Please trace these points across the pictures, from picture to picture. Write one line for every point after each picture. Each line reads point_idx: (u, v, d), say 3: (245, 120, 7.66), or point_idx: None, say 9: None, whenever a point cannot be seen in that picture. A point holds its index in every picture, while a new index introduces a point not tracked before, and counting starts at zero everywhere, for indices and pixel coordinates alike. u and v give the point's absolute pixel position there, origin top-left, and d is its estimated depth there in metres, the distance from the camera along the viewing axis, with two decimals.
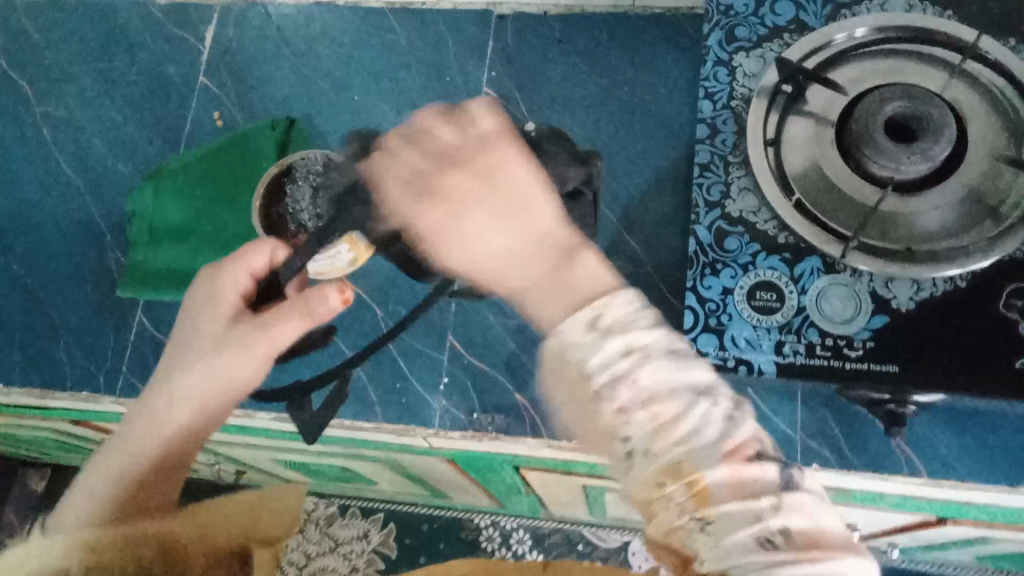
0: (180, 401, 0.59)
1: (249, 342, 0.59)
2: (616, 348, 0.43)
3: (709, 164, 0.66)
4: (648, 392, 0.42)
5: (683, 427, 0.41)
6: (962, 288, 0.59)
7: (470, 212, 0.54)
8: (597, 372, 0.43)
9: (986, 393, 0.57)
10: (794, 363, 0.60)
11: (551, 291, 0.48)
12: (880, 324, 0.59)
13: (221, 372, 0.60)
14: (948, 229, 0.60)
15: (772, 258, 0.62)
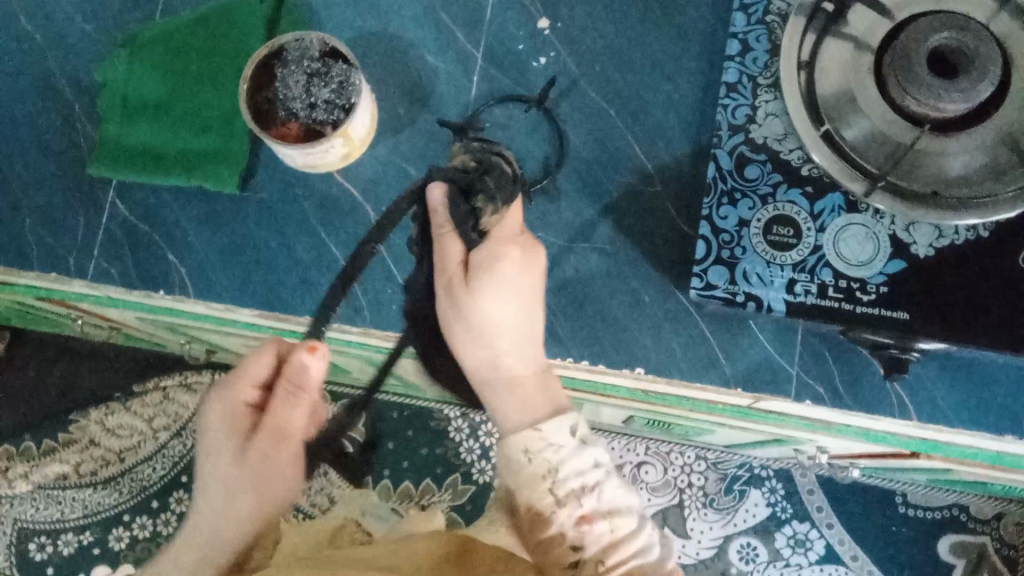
0: (215, 528, 0.60)
1: (266, 461, 0.60)
2: (590, 459, 0.56)
3: (737, 85, 0.62)
4: (602, 494, 0.56)
5: (617, 525, 0.55)
6: (982, 238, 0.58)
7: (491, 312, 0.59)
8: (567, 476, 0.55)
9: (997, 346, 0.56)
10: (805, 302, 0.58)
11: (520, 398, 0.59)
12: (895, 269, 0.58)
13: (264, 494, 0.60)
14: (977, 177, 0.58)
15: (793, 192, 0.60)
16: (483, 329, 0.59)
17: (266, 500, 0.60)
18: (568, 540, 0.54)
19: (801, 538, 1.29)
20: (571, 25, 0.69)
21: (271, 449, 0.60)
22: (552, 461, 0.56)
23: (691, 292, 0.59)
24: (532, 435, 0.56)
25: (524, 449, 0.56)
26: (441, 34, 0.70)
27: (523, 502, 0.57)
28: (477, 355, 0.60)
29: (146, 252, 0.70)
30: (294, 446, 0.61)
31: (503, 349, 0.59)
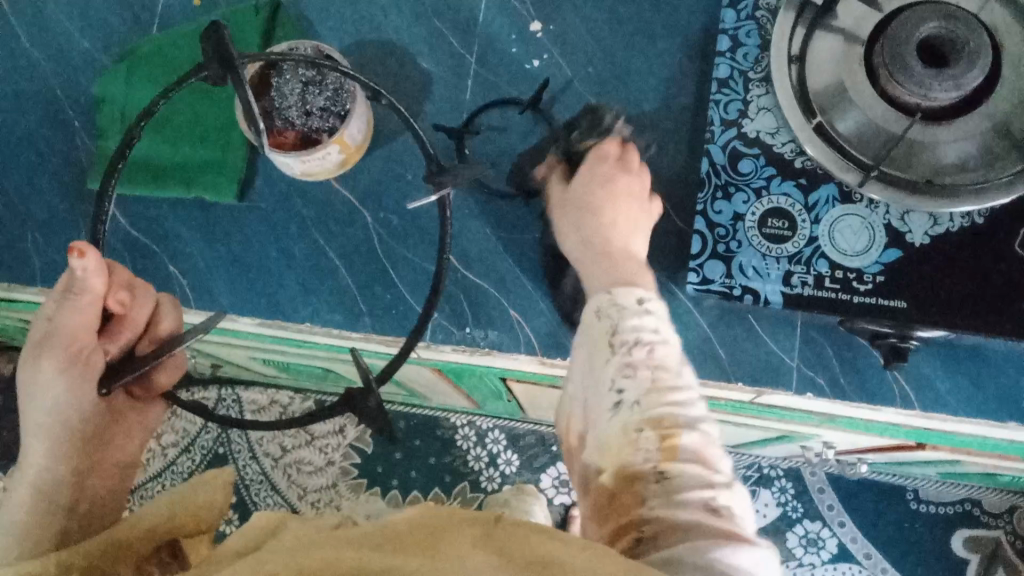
0: (33, 457, 0.61)
1: (52, 377, 0.59)
2: (644, 311, 0.54)
3: (728, 81, 0.63)
4: (678, 371, 0.53)
5: (676, 394, 0.52)
6: (978, 224, 0.58)
7: (598, 216, 0.59)
8: (627, 328, 0.53)
9: (995, 332, 0.56)
10: (802, 294, 0.58)
11: (614, 270, 0.57)
12: (891, 259, 0.58)
13: (56, 406, 0.60)
14: (972, 163, 0.58)
15: (787, 185, 0.60)
16: (594, 200, 0.60)
17: (55, 418, 0.60)
18: (638, 428, 0.50)
19: (813, 538, 1.29)
20: (563, 26, 0.70)
21: (41, 363, 0.58)
22: (636, 342, 0.52)
23: (688, 287, 0.59)
24: (610, 296, 0.54)
25: (595, 310, 0.54)
26: (435, 41, 0.71)
27: (596, 375, 0.53)
28: (571, 243, 0.61)
29: (147, 263, 0.71)
30: (70, 358, 0.58)
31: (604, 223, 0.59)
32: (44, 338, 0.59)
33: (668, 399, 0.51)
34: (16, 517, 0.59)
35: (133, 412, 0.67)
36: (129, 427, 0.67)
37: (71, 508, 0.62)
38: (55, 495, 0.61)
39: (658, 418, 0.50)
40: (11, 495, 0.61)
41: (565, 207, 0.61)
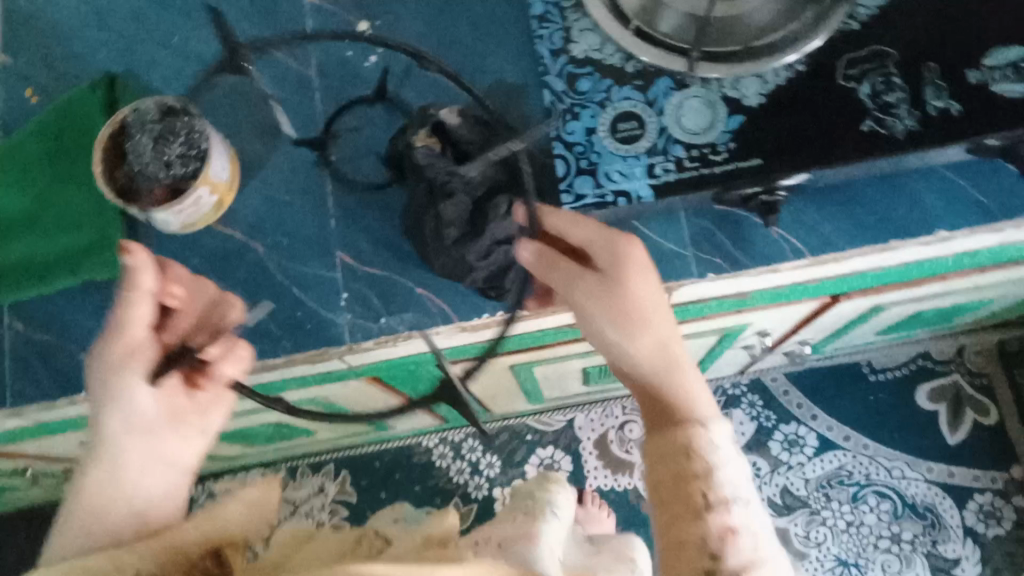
0: (82, 497, 0.60)
1: (133, 374, 0.62)
2: (727, 497, 0.55)
3: (547, 16, 0.67)
4: (741, 485, 0.56)
5: (744, 503, 0.55)
6: (802, 73, 0.62)
7: (620, 321, 0.61)
8: (722, 482, 0.55)
9: (847, 161, 0.59)
10: (668, 181, 0.61)
11: (688, 407, 0.59)
12: (736, 125, 0.61)
13: (131, 414, 0.62)
14: (781, 20, 0.63)
15: (625, 90, 0.63)
16: (617, 280, 0.60)
17: (138, 417, 0.63)
18: (699, 520, 0.54)
19: (794, 438, 1.33)
20: (386, 17, 0.73)
21: (107, 374, 0.61)
22: (707, 466, 0.56)
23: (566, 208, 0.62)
24: (700, 435, 0.57)
25: (686, 446, 0.57)
26: (271, 67, 0.74)
27: (672, 496, 0.56)
28: (612, 332, 0.61)
29: (58, 358, 0.71)
30: (127, 350, 0.62)
31: (643, 319, 0.61)
32: (104, 340, 0.61)
33: (724, 494, 0.55)
34: (88, 509, 0.60)
35: (189, 416, 0.66)
36: (187, 430, 0.66)
37: (132, 505, 0.61)
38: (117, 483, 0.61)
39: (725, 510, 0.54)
40: (71, 517, 0.60)
41: (576, 279, 0.61)
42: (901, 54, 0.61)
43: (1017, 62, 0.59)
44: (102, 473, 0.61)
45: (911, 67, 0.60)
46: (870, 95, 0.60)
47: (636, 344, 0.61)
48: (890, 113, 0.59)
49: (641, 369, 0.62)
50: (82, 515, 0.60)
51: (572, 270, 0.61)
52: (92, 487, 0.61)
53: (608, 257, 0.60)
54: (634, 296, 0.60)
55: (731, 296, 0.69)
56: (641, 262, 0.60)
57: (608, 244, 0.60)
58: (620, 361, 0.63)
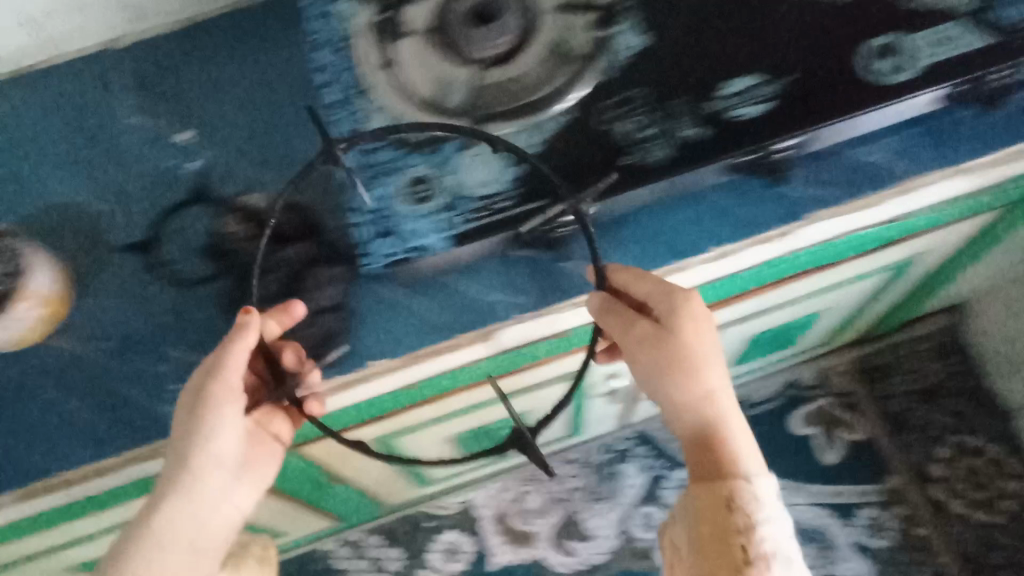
0: (162, 534, 0.65)
1: (228, 416, 0.64)
2: (763, 547, 0.63)
3: (341, 102, 0.72)
4: (782, 543, 0.64)
5: (790, 551, 0.64)
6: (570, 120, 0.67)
7: (675, 373, 0.67)
8: (762, 529, 0.63)
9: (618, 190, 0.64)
10: (456, 233, 0.65)
11: (734, 463, 0.67)
12: (517, 174, 0.66)
13: (223, 447, 0.65)
14: (549, 74, 0.69)
15: (417, 155, 0.68)
16: (682, 350, 0.66)
17: (224, 459, 0.67)
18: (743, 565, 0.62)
19: None
20: (203, 124, 0.78)
21: (222, 405, 0.63)
22: (747, 520, 0.63)
23: (371, 269, 0.67)
24: (746, 489, 0.65)
25: (729, 497, 0.65)
26: (92, 182, 0.77)
27: (715, 548, 0.64)
28: (697, 390, 0.68)
29: None
30: (230, 390, 0.63)
31: (708, 371, 0.68)
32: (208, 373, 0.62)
33: (764, 549, 0.63)
34: (162, 559, 0.65)
35: (251, 472, 0.72)
36: (253, 479, 0.72)
37: (193, 545, 0.67)
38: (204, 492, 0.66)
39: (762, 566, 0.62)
40: (133, 560, 0.64)
41: (633, 327, 0.66)
42: (649, 93, 0.67)
43: (744, 90, 0.66)
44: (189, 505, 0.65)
45: (659, 104, 0.67)
46: (629, 131, 0.66)
47: (698, 388, 0.68)
48: (648, 146, 0.65)
49: (706, 410, 0.68)
50: (158, 554, 0.65)
51: (637, 320, 0.66)
52: (163, 522, 0.64)
53: (697, 313, 0.66)
54: (679, 354, 0.66)
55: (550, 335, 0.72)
56: (709, 326, 0.66)
57: (666, 304, 0.65)
58: (675, 405, 0.69)
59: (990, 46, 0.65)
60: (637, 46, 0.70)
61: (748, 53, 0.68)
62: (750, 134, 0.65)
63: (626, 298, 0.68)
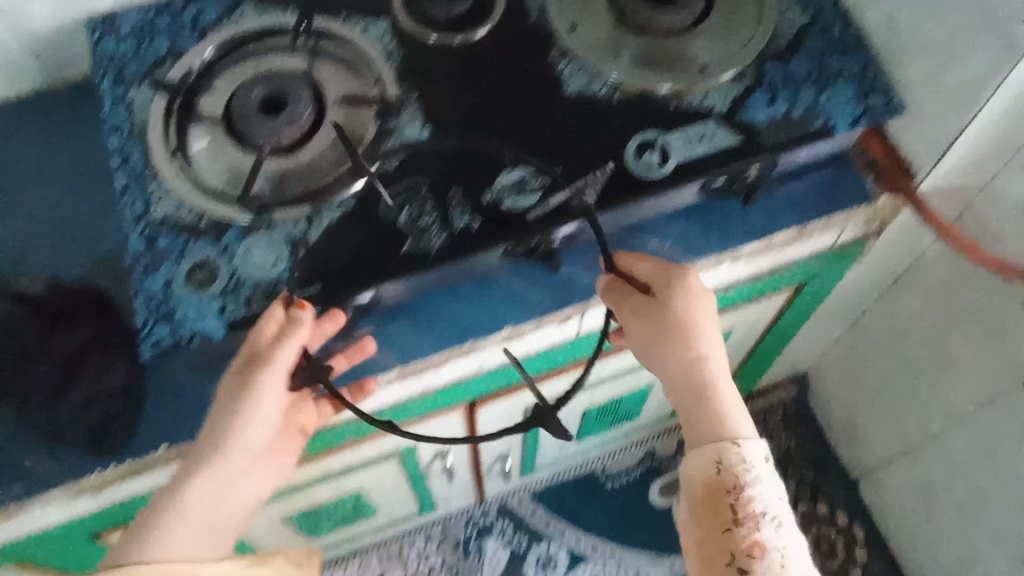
0: (197, 495, 0.65)
1: (268, 391, 0.64)
2: (760, 486, 0.67)
3: (130, 186, 0.70)
4: (772, 500, 0.67)
5: (775, 514, 0.66)
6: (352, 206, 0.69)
7: (672, 339, 0.71)
8: (749, 485, 0.67)
9: (396, 275, 0.66)
10: (236, 317, 0.65)
11: (717, 426, 0.71)
12: (299, 259, 0.67)
13: (267, 425, 0.66)
14: (333, 162, 0.71)
15: (201, 241, 0.68)
16: (688, 316, 0.70)
17: (253, 449, 0.67)
18: (724, 527, 0.66)
19: (547, 556, 1.36)
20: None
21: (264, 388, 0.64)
22: (736, 480, 0.68)
23: (147, 354, 0.65)
24: (734, 449, 0.69)
25: (718, 457, 0.69)
26: None
27: (704, 507, 0.67)
28: (682, 355, 0.71)
29: None
30: (276, 371, 0.64)
31: (704, 335, 0.71)
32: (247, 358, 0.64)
33: (753, 505, 0.66)
34: (189, 522, 0.65)
35: (268, 461, 0.74)
36: (269, 471, 0.74)
37: (210, 527, 0.66)
38: (231, 491, 0.67)
39: (751, 532, 0.65)
40: (170, 523, 0.64)
41: (629, 297, 0.70)
42: (432, 181, 0.70)
43: (522, 180, 0.70)
44: (220, 478, 0.65)
45: (442, 191, 0.69)
46: (408, 218, 0.68)
47: (692, 351, 0.71)
48: (426, 232, 0.68)
49: (698, 374, 0.72)
50: (178, 524, 0.64)
51: (628, 291, 0.70)
52: (188, 496, 0.64)
53: (660, 273, 0.70)
54: (689, 316, 0.70)
55: (404, 395, 0.77)
56: (706, 294, 0.71)
57: (632, 283, 0.71)
58: (665, 375, 0.73)
59: (741, 142, 0.71)
60: (417, 137, 0.72)
61: (528, 143, 0.72)
62: (527, 223, 0.68)
63: (620, 270, 0.71)
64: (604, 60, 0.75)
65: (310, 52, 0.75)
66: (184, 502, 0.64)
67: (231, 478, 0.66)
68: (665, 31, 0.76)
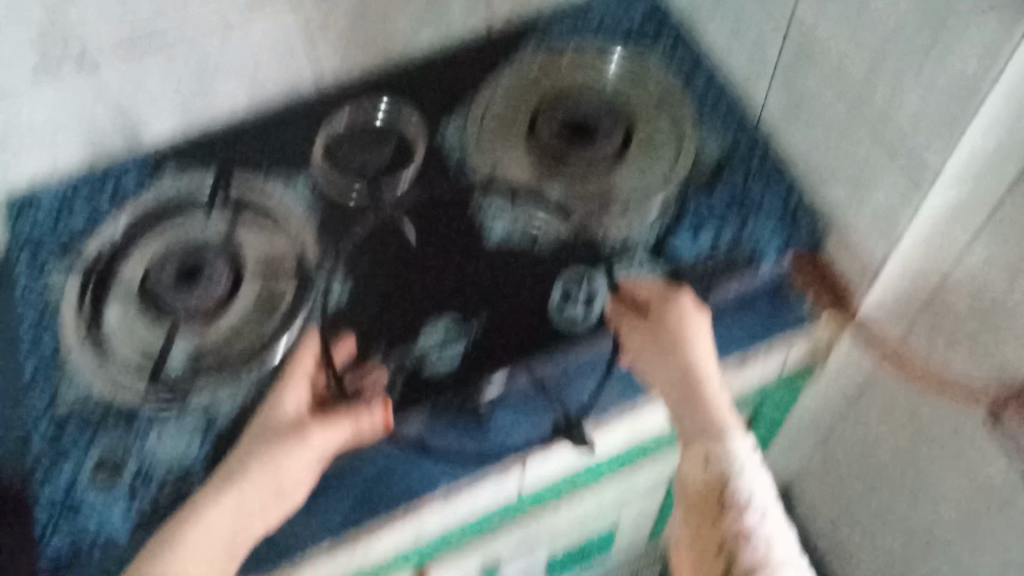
0: (223, 511, 0.58)
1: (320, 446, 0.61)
2: (751, 478, 0.59)
3: (38, 376, 0.68)
4: (764, 490, 0.59)
5: (767, 506, 0.58)
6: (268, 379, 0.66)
7: (656, 351, 0.65)
8: (739, 475, 0.58)
9: None
10: (139, 518, 0.61)
11: (706, 415, 0.62)
12: (209, 445, 0.63)
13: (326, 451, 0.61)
14: (254, 326, 0.69)
15: (106, 434, 0.64)
16: (681, 321, 0.65)
17: (308, 477, 0.61)
18: (714, 525, 0.58)
19: None
20: None
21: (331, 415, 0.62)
22: (723, 470, 0.59)
23: (46, 563, 0.60)
24: (724, 440, 0.60)
25: (704, 451, 0.60)
26: None
27: (699, 505, 0.59)
28: (670, 371, 0.64)
29: None
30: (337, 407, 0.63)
31: (701, 335, 0.65)
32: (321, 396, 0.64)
33: (742, 494, 0.58)
34: (219, 532, 0.57)
35: (293, 489, 0.60)
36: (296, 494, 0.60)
37: (235, 539, 0.58)
38: (258, 512, 0.59)
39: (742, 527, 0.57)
40: (201, 535, 0.57)
41: (630, 329, 0.66)
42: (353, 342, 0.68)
43: (445, 333, 0.67)
44: (257, 492, 0.59)
45: (363, 352, 0.67)
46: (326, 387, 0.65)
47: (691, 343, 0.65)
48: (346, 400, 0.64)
49: (693, 379, 0.63)
50: (204, 538, 0.57)
51: (619, 309, 0.67)
52: (217, 511, 0.58)
53: (665, 297, 0.67)
54: (677, 322, 0.65)
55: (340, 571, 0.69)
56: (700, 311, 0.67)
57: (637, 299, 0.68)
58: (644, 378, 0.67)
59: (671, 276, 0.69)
60: (339, 298, 0.70)
61: (455, 294, 0.70)
62: (459, 378, 0.65)
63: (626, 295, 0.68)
64: (524, 202, 0.74)
65: (233, 212, 0.74)
66: (214, 517, 0.57)
67: (269, 498, 0.59)
68: (583, 167, 0.75)
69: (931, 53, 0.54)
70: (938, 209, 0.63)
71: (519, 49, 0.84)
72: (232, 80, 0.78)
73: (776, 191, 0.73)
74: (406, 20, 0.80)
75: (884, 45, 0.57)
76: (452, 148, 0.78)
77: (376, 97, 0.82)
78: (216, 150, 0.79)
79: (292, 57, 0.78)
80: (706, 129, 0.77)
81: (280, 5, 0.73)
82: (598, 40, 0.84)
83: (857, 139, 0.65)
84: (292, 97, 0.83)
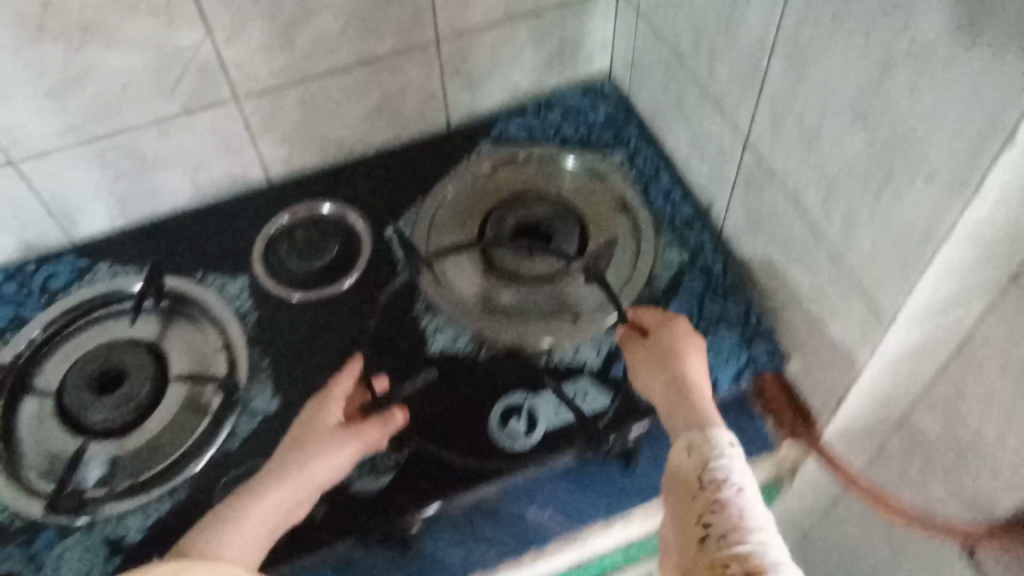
0: (268, 501, 0.54)
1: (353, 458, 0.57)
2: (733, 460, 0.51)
3: None
4: (747, 477, 0.50)
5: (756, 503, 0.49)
6: (184, 498, 0.62)
7: (652, 363, 0.61)
8: (719, 461, 0.51)
9: None
10: None
11: (698, 414, 0.55)
12: (113, 565, 0.58)
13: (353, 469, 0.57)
14: (172, 443, 0.65)
15: (8, 548, 0.59)
16: (676, 330, 0.63)
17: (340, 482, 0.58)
18: (704, 512, 0.48)
19: None
20: None
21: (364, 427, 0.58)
22: (706, 456, 0.51)
23: None
24: (712, 429, 0.53)
25: (688, 441, 0.53)
26: None
27: (676, 488, 0.51)
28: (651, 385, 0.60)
29: None
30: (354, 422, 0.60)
31: (689, 346, 0.62)
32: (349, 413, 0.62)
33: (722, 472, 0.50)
34: (254, 520, 0.53)
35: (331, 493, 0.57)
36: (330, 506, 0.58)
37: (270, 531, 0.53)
38: (299, 505, 0.55)
39: (742, 524, 0.47)
40: (247, 518, 0.53)
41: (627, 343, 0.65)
42: None
43: (373, 459, 0.63)
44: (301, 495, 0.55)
45: None
46: None
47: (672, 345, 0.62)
48: None
49: (686, 386, 0.58)
50: (249, 527, 0.52)
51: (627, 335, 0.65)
52: (260, 503, 0.53)
53: (656, 317, 0.65)
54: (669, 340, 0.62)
55: None
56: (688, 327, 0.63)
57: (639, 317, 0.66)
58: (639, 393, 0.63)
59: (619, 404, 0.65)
60: (265, 413, 0.66)
61: None
62: (385, 510, 0.60)
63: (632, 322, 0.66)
64: (471, 316, 0.70)
65: (167, 314, 0.71)
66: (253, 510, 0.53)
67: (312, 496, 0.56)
68: (532, 279, 0.72)
69: (885, 199, 0.50)
70: (899, 349, 0.59)
71: (477, 147, 0.81)
72: (172, 174, 0.74)
73: (736, 311, 0.70)
74: (358, 114, 0.77)
75: (844, 173, 0.53)
76: (399, 250, 0.75)
77: (324, 192, 0.79)
78: (156, 244, 0.76)
79: (235, 151, 0.75)
80: (665, 239, 0.74)
81: (220, 102, 0.70)
82: (560, 136, 0.81)
83: (817, 267, 0.61)
84: (238, 190, 0.79)
